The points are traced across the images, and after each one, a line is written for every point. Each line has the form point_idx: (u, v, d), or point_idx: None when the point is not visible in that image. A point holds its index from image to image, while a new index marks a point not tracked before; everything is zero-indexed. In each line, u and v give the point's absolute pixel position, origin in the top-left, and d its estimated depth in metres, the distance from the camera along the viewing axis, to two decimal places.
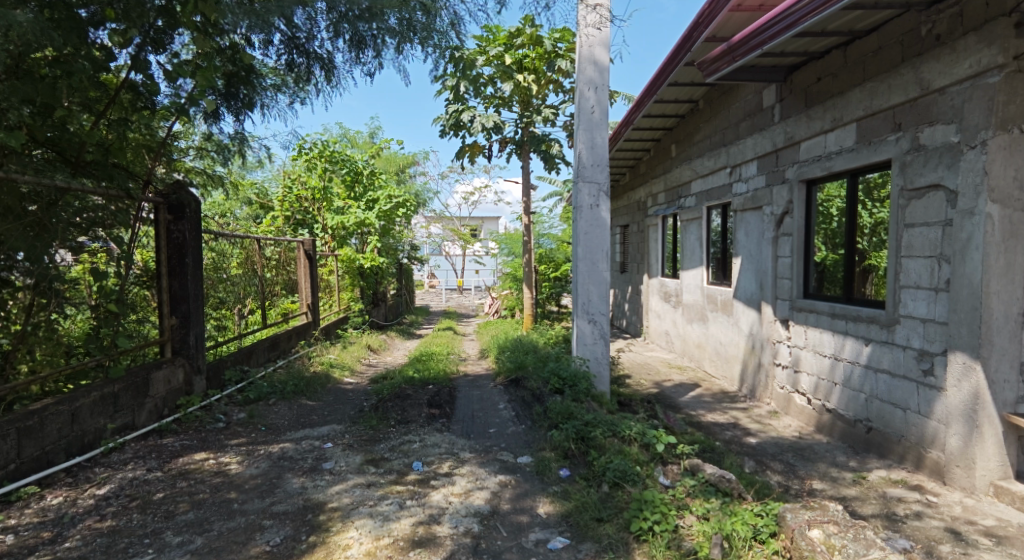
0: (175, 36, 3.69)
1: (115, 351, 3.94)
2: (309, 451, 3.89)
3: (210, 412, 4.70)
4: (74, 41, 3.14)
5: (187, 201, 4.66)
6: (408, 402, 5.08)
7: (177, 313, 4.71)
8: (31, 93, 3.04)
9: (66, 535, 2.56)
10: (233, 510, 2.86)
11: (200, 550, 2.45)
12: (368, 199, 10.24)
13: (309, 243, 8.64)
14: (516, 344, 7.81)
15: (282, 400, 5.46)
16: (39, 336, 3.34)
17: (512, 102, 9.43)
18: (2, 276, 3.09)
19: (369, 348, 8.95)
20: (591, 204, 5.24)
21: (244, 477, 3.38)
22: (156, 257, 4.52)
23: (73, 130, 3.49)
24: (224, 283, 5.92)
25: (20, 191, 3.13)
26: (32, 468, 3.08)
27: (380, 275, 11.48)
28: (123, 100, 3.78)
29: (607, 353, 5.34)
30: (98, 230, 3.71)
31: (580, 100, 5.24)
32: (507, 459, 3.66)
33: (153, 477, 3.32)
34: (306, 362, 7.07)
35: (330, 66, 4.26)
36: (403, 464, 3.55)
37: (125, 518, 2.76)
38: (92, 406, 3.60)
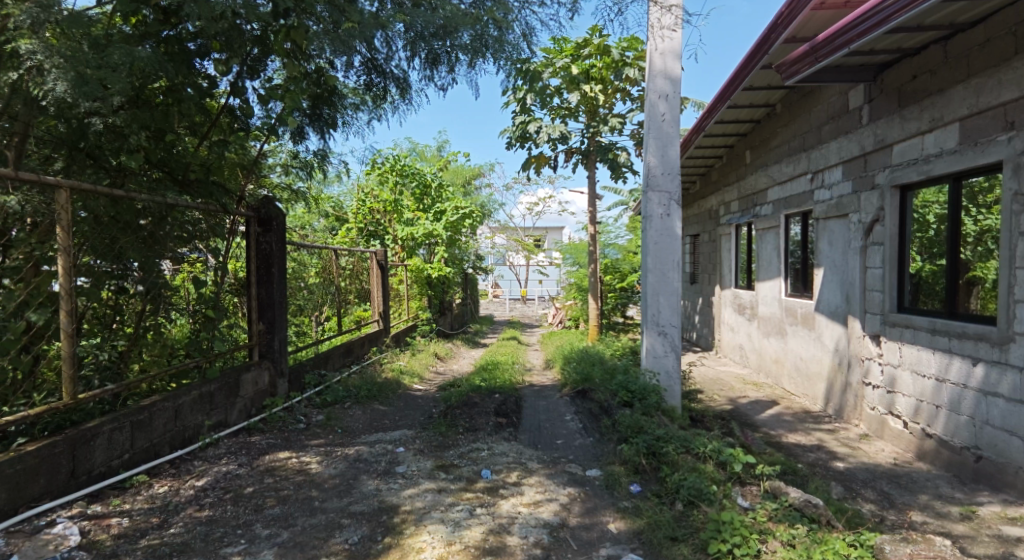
0: (267, 64, 3.98)
1: (211, 353, 4.28)
2: (383, 454, 4.04)
3: (292, 413, 4.99)
4: (183, 71, 3.46)
5: (274, 215, 5.00)
6: (475, 410, 5.16)
7: (265, 319, 5.07)
8: (148, 120, 3.38)
9: (171, 522, 2.79)
10: (315, 508, 3.01)
11: (286, 543, 2.59)
12: (436, 210, 10.55)
13: (381, 253, 9.02)
14: (582, 356, 7.73)
15: (357, 404, 5.70)
16: (148, 338, 3.68)
17: (578, 113, 9.42)
18: (120, 283, 3.41)
19: (437, 356, 9.16)
20: (661, 213, 5.13)
21: (324, 476, 3.55)
22: (246, 266, 4.88)
23: (180, 152, 3.84)
24: (303, 291, 6.28)
25: (138, 207, 3.48)
26: (142, 458, 3.37)
27: (446, 284, 11.75)
28: (224, 124, 4.13)
29: (678, 367, 5.17)
30: (196, 242, 4.05)
31: (650, 108, 5.16)
32: (576, 472, 3.63)
33: (243, 472, 3.56)
34: (377, 368, 7.34)
35: (406, 83, 4.46)
36: (472, 471, 3.60)
37: (221, 509, 2.97)
38: (193, 404, 3.92)
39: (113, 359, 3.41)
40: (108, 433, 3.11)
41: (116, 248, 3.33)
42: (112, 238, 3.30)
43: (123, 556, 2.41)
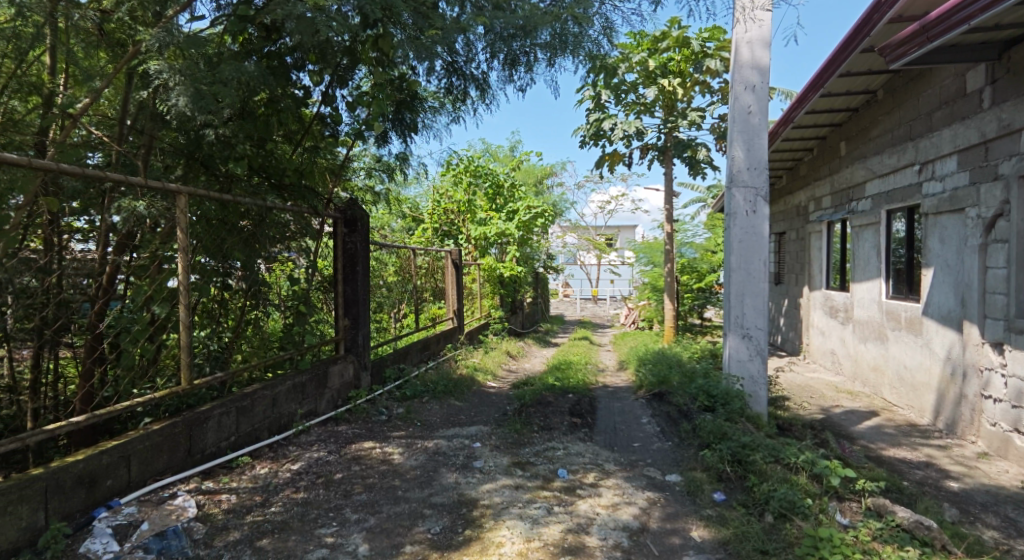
0: (355, 72, 4.19)
1: (302, 347, 4.58)
2: (461, 448, 4.14)
3: (374, 405, 5.23)
4: (283, 83, 3.72)
5: (359, 215, 5.26)
6: (550, 409, 5.17)
7: (349, 315, 5.36)
8: (252, 129, 3.66)
9: (272, 501, 3.02)
10: (399, 497, 3.14)
11: (374, 529, 2.73)
12: (508, 210, 10.65)
13: (455, 252, 9.24)
14: (657, 358, 7.52)
15: (434, 399, 5.87)
16: (248, 331, 4.00)
17: (654, 108, 9.17)
18: (226, 280, 3.71)
19: (509, 354, 9.26)
20: (748, 210, 4.88)
21: (406, 467, 3.70)
22: (334, 265, 5.18)
23: (278, 159, 4.14)
24: (382, 288, 6.54)
25: (241, 209, 3.78)
26: (246, 441, 3.66)
27: (517, 283, 11.86)
28: (316, 132, 4.39)
29: (764, 372, 4.90)
30: (289, 242, 4.35)
31: (735, 100, 4.94)
32: (655, 476, 3.54)
33: (332, 459, 3.78)
34: (452, 365, 7.53)
35: (485, 84, 4.54)
36: (548, 470, 3.61)
37: (314, 492, 3.18)
38: (289, 393, 4.21)
39: (220, 349, 3.72)
40: (218, 417, 3.40)
41: (223, 248, 3.64)
42: (219, 238, 3.60)
43: (232, 530, 2.64)
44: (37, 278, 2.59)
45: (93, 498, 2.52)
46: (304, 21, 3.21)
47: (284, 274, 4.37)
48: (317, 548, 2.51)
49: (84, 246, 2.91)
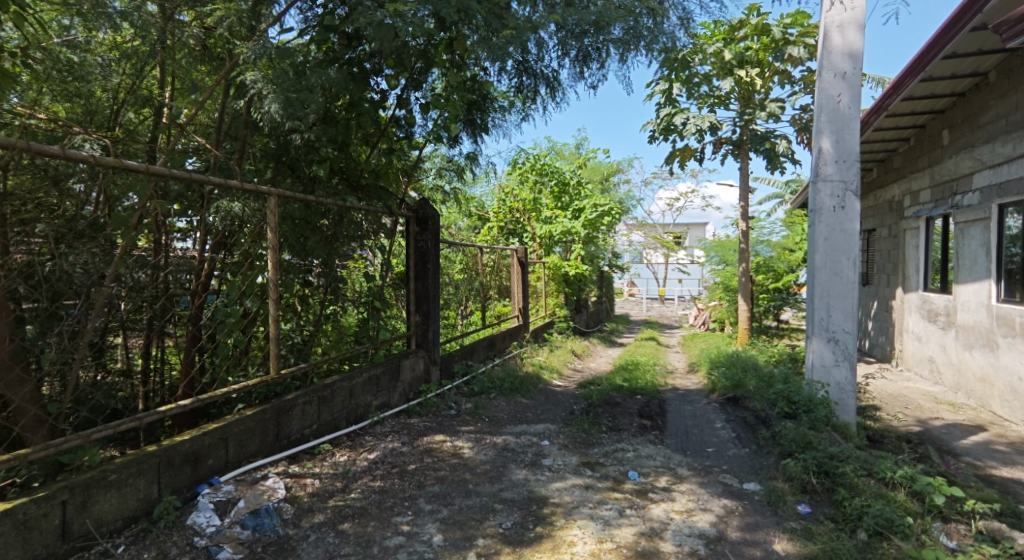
0: (428, 75, 4.27)
1: (376, 341, 4.77)
2: (529, 445, 4.16)
3: (444, 400, 5.36)
4: (362, 88, 3.89)
5: (430, 215, 5.39)
6: (618, 410, 5.09)
7: (420, 311, 5.50)
8: (334, 133, 3.85)
9: (351, 487, 3.17)
10: (470, 490, 3.20)
11: (447, 520, 2.80)
12: (575, 208, 10.57)
13: (522, 251, 9.29)
14: (731, 360, 7.21)
15: (501, 395, 5.93)
16: (326, 327, 4.20)
17: (730, 100, 8.79)
18: (307, 276, 3.92)
19: (574, 353, 9.22)
20: (835, 206, 4.57)
21: (476, 461, 3.77)
22: (406, 263, 5.35)
23: (356, 161, 4.32)
24: (449, 285, 6.69)
25: (322, 209, 3.98)
26: (326, 429, 3.86)
27: (583, 282, 11.76)
28: (391, 134, 4.53)
29: (852, 379, 4.57)
30: (365, 240, 4.53)
31: (823, 88, 4.63)
32: (731, 483, 3.40)
33: (406, 450, 3.92)
34: (519, 362, 7.59)
35: (556, 82, 4.53)
36: (619, 471, 3.56)
37: (390, 481, 3.30)
38: (364, 385, 4.40)
39: (303, 341, 3.94)
40: (302, 405, 3.61)
41: (306, 246, 3.84)
42: (303, 236, 3.81)
43: (317, 512, 2.81)
44: (149, 273, 2.86)
45: (197, 475, 2.74)
46: (383, 28, 3.32)
47: (359, 271, 4.56)
48: (394, 536, 2.61)
49: (186, 244, 3.17)
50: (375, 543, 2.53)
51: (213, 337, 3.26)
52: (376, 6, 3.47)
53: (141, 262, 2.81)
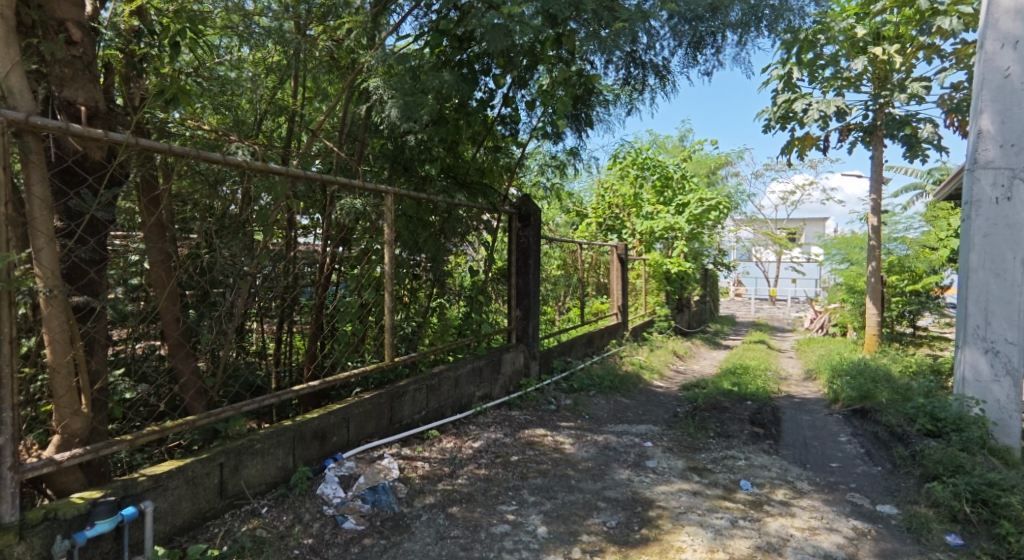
0: (534, 73, 4.28)
1: (479, 334, 4.91)
2: (632, 446, 4.07)
3: (544, 395, 5.39)
4: (472, 89, 4.00)
5: (533, 211, 5.43)
6: (727, 415, 4.82)
7: (521, 306, 5.57)
8: (444, 134, 4.00)
9: (458, 473, 3.30)
10: (573, 486, 3.20)
11: (550, 513, 2.82)
12: (678, 203, 10.09)
13: (622, 247, 9.08)
14: (856, 369, 6.55)
15: (601, 393, 5.86)
16: (432, 319, 4.39)
17: (862, 81, 7.95)
18: (417, 270, 4.13)
19: (676, 354, 8.88)
20: (999, 197, 3.98)
21: (578, 457, 3.76)
22: (508, 258, 5.45)
23: (462, 159, 4.46)
24: (547, 281, 6.72)
25: (431, 206, 4.15)
26: (433, 416, 4.05)
27: (685, 279, 11.27)
28: (495, 133, 4.61)
29: (1016, 396, 3.96)
30: (468, 236, 4.68)
31: (986, 62, 4.04)
32: (862, 504, 3.09)
33: (509, 441, 4.00)
34: (617, 361, 7.46)
35: (665, 71, 4.36)
36: (729, 480, 3.37)
37: (494, 470, 3.40)
38: (469, 376, 4.54)
39: (412, 332, 4.16)
40: (413, 392, 3.80)
41: (416, 241, 4.05)
42: (413, 232, 4.01)
43: (428, 494, 2.97)
44: (281, 266, 3.15)
45: (324, 451, 3.00)
46: (495, 29, 3.42)
47: (462, 266, 4.71)
48: (500, 523, 2.68)
49: (310, 239, 3.42)
50: (482, 529, 2.62)
51: (333, 325, 3.52)
52: (487, 8, 3.57)
53: (276, 255, 3.10)
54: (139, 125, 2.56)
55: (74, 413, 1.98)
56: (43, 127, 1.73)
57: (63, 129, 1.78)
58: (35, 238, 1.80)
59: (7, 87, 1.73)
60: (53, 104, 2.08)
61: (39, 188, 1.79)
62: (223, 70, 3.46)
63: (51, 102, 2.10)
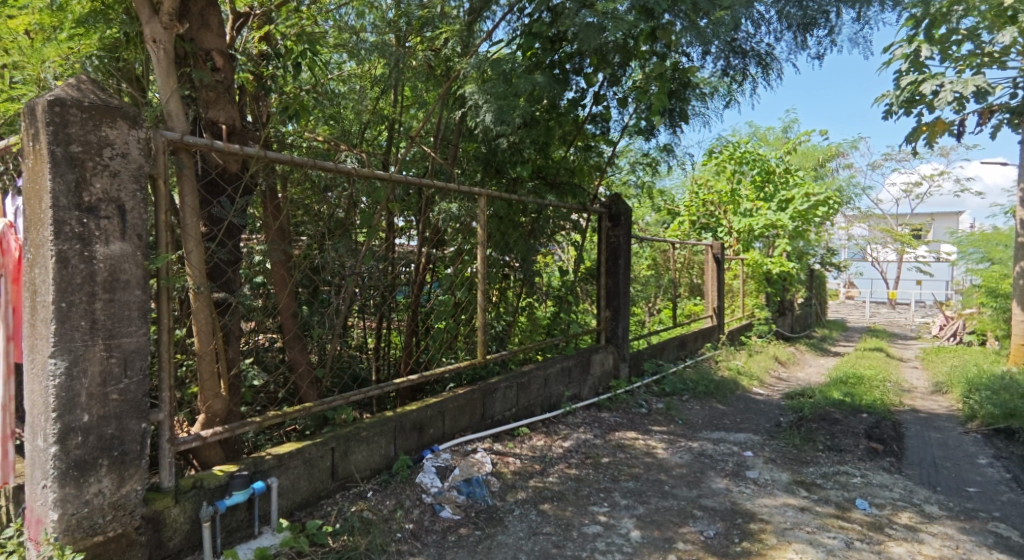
0: (627, 69, 4.22)
1: (568, 334, 4.92)
2: (730, 455, 3.89)
3: (634, 397, 5.29)
4: (564, 89, 4.00)
5: (623, 210, 5.34)
6: (838, 428, 4.46)
7: (610, 307, 5.49)
8: (536, 135, 4.01)
9: (549, 471, 3.35)
10: (667, 492, 3.13)
11: (643, 517, 2.78)
12: (781, 199, 9.43)
13: (717, 246, 8.57)
14: (997, 383, 5.79)
15: (695, 398, 5.65)
16: (521, 318, 4.47)
17: (1009, 55, 6.99)
18: (507, 270, 4.21)
19: (778, 360, 8.34)
20: None
21: (671, 463, 3.66)
22: (597, 258, 5.41)
23: (552, 160, 4.49)
24: (637, 282, 6.58)
25: (522, 207, 4.23)
26: (523, 414, 4.11)
27: (788, 281, 10.55)
28: (586, 132, 4.55)
29: None
30: (557, 236, 4.71)
31: None
32: (1006, 535, 2.74)
33: (599, 443, 3.98)
34: (713, 365, 7.14)
35: (769, 59, 4.11)
36: (842, 497, 3.13)
37: (585, 471, 3.40)
38: (558, 375, 4.56)
39: (502, 330, 4.26)
40: (504, 389, 3.88)
41: (505, 241, 4.13)
42: (504, 233, 4.12)
43: (520, 490, 3.03)
44: (383, 266, 3.34)
45: (422, 442, 3.15)
46: (588, 28, 3.43)
47: (551, 266, 4.75)
48: (592, 524, 2.68)
49: (406, 240, 3.59)
50: (574, 527, 2.63)
51: (426, 322, 3.68)
52: (581, 7, 3.58)
53: (378, 256, 3.31)
54: (265, 139, 2.84)
55: (216, 395, 2.25)
56: (194, 145, 1.99)
57: (209, 146, 2.03)
58: (186, 241, 2.06)
59: (168, 111, 2.02)
60: (201, 124, 2.38)
61: (190, 198, 2.05)
62: (332, 84, 3.73)
63: (198, 122, 2.41)
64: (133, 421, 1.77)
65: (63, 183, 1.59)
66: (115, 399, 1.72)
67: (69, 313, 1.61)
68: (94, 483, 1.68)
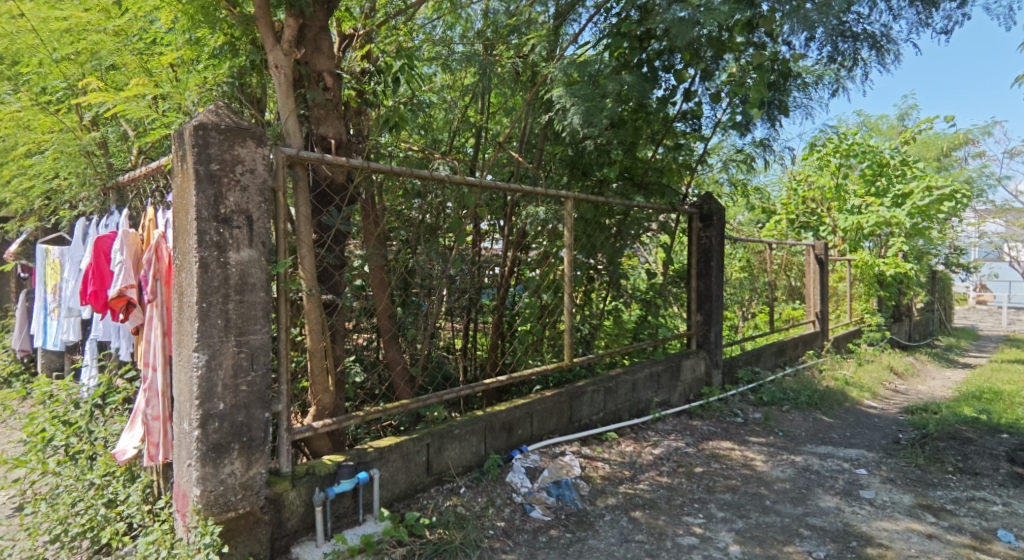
0: (721, 62, 4.04)
1: (656, 338, 4.79)
2: (840, 471, 3.60)
3: (728, 406, 5.04)
4: (653, 88, 3.91)
5: (715, 210, 5.13)
6: (971, 448, 3.98)
7: (702, 311, 5.28)
8: (624, 136, 3.94)
9: (639, 478, 3.27)
10: (769, 507, 2.95)
11: (743, 532, 2.64)
12: (896, 193, 8.59)
13: (820, 246, 8.03)
14: None
15: (797, 409, 5.27)
16: (608, 321, 4.41)
17: None
18: (592, 272, 4.17)
19: (894, 371, 7.58)
20: None
21: (772, 477, 3.45)
22: (688, 260, 5.23)
23: (641, 160, 4.39)
24: (730, 285, 6.27)
25: (608, 209, 4.19)
26: (610, 418, 4.05)
27: (905, 283, 9.57)
28: (676, 130, 4.39)
29: None
30: (644, 237, 4.60)
31: None
32: None
33: (692, 451, 3.84)
34: (817, 374, 6.63)
35: (885, 41, 3.76)
36: (978, 526, 2.79)
37: (678, 480, 3.29)
38: (646, 381, 4.45)
39: (589, 333, 4.24)
40: (591, 393, 3.84)
41: (591, 243, 4.10)
42: (590, 235, 4.10)
43: (610, 495, 3.00)
44: (472, 269, 3.44)
45: (511, 442, 3.20)
46: (680, 23, 3.33)
47: (638, 268, 4.65)
48: (687, 535, 2.60)
49: (491, 243, 3.66)
50: (667, 537, 2.56)
51: (512, 325, 3.74)
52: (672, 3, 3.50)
53: (468, 260, 3.41)
54: (367, 151, 3.04)
55: (325, 390, 2.44)
56: (308, 159, 2.17)
57: (321, 159, 2.21)
58: (301, 248, 2.24)
59: (286, 130, 2.22)
60: (313, 139, 2.59)
61: (305, 208, 2.24)
62: (424, 96, 3.90)
63: (311, 138, 2.63)
64: (258, 410, 1.95)
65: (205, 198, 1.80)
66: (244, 390, 1.91)
67: (208, 312, 1.82)
68: (228, 464, 1.88)
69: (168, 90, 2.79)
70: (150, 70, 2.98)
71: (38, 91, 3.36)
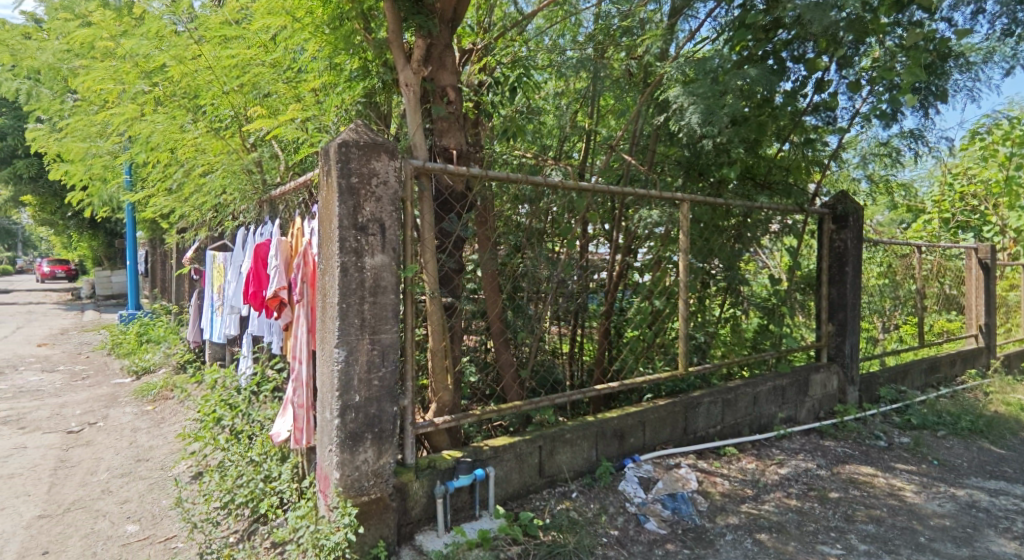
0: (863, 47, 3.66)
1: (781, 349, 4.44)
2: (1016, 512, 3.08)
3: (867, 427, 4.53)
4: (780, 80, 3.64)
5: (852, 210, 4.65)
6: None
7: (834, 321, 4.81)
8: (745, 133, 3.69)
9: (764, 498, 3.05)
10: (923, 545, 2.61)
11: None
12: None
13: (985, 249, 6.88)
14: None
15: (956, 436, 4.60)
16: (726, 330, 4.17)
17: None
18: (708, 277, 3.97)
19: None
20: None
21: (927, 511, 3.05)
22: (819, 265, 4.80)
23: (765, 157, 4.11)
24: (869, 293, 5.63)
25: (728, 211, 3.97)
26: (729, 432, 3.82)
27: None
28: (806, 124, 4.05)
29: None
30: (768, 240, 4.29)
31: None
32: None
33: (825, 475, 3.50)
34: (981, 397, 5.72)
35: None
36: None
37: (809, 504, 3.02)
38: (770, 394, 4.14)
39: (705, 341, 4.05)
40: (707, 405, 3.66)
41: (708, 247, 3.91)
42: (707, 239, 3.91)
43: (731, 514, 2.82)
44: (582, 274, 3.44)
45: (622, 450, 3.14)
46: (816, 7, 3.06)
47: (763, 274, 4.33)
48: None
49: (600, 249, 3.65)
50: None
51: (622, 331, 3.69)
52: None
53: (579, 265, 3.40)
54: (484, 159, 3.16)
55: (444, 388, 2.57)
56: (433, 169, 2.30)
57: (443, 169, 2.33)
58: (425, 253, 2.39)
59: (414, 142, 2.38)
60: (436, 151, 2.75)
61: (429, 217, 2.41)
62: (536, 103, 3.96)
63: (434, 150, 2.79)
64: (387, 403, 2.10)
65: (346, 209, 1.98)
66: (376, 384, 2.07)
67: (347, 312, 1.99)
68: (362, 452, 2.04)
69: (315, 112, 3.21)
70: (300, 94, 3.39)
71: (212, 120, 3.89)
